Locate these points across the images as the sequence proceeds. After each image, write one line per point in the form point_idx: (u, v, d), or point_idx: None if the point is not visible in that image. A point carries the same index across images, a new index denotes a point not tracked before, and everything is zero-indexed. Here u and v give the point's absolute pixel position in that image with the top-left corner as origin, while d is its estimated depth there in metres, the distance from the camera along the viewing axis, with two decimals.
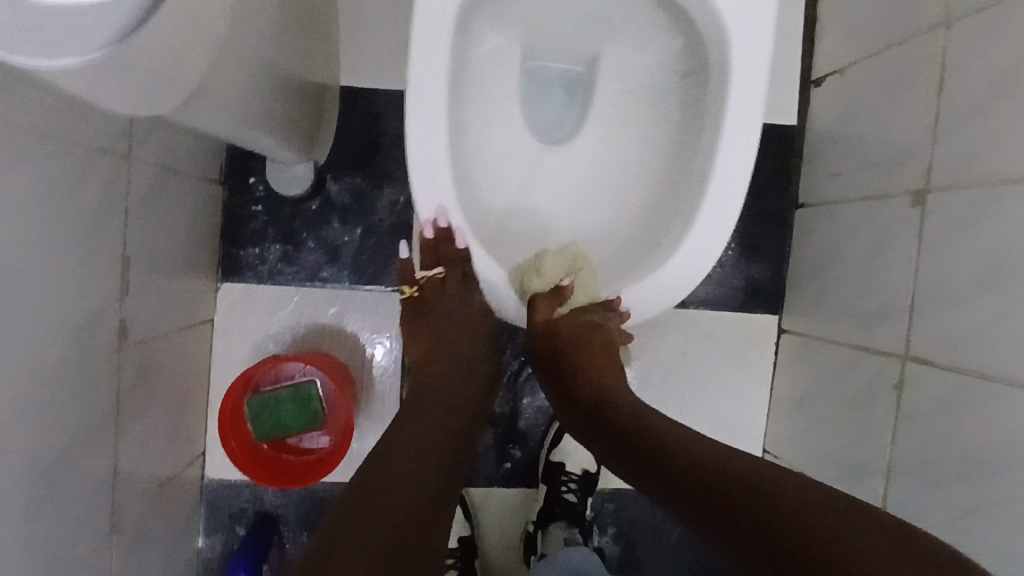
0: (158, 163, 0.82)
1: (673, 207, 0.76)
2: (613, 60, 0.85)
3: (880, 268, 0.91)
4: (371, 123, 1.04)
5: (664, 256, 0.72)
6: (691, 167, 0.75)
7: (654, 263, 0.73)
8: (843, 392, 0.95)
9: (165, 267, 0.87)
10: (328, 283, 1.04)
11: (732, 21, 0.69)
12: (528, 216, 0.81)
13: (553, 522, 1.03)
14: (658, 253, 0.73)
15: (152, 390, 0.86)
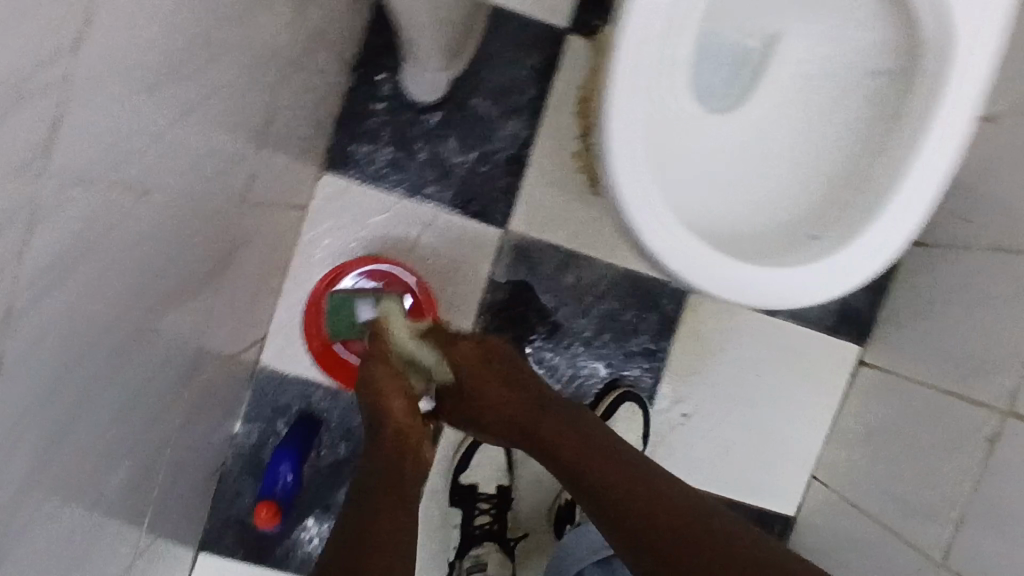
0: (317, 28, 0.79)
1: (845, 206, 0.74)
2: (798, 43, 0.81)
3: (997, 318, 0.88)
4: (514, 51, 1.00)
5: (837, 245, 0.70)
6: (872, 171, 0.74)
7: (822, 250, 0.70)
8: (924, 436, 0.93)
9: (289, 136, 0.84)
10: (429, 200, 1.01)
11: (964, 27, 0.68)
12: (689, 182, 0.77)
13: None
14: (824, 244, 0.71)
15: (246, 256, 0.84)
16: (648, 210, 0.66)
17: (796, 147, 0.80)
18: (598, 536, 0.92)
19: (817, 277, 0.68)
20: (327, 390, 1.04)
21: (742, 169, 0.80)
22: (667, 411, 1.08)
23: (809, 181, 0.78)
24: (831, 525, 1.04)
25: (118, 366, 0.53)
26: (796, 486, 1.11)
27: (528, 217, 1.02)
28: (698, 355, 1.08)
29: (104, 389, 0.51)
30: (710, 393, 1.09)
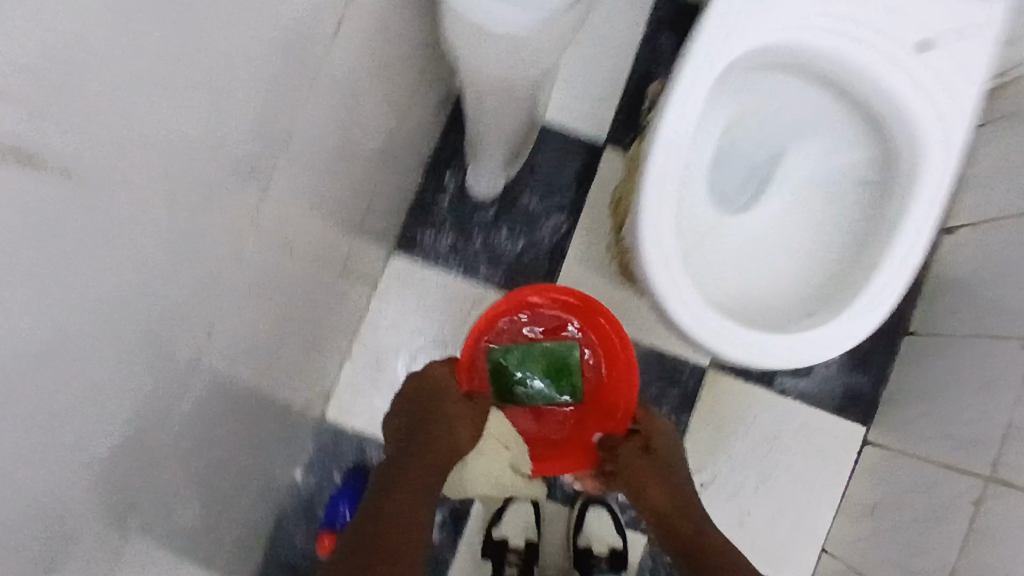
0: (404, 135, 0.97)
1: (841, 282, 0.88)
2: (799, 156, 0.97)
3: (982, 399, 1.00)
4: (558, 157, 1.20)
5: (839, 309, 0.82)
6: (874, 231, 0.88)
7: (828, 316, 0.83)
8: (927, 506, 1.02)
9: (374, 219, 1.01)
10: (482, 280, 1.19)
11: (928, 142, 0.82)
12: (711, 266, 0.92)
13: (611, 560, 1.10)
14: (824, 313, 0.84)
15: (330, 316, 1.00)
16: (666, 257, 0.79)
17: (799, 235, 0.95)
18: None
19: (834, 339, 0.80)
20: (380, 444, 1.16)
21: (755, 255, 0.94)
22: None
23: (813, 263, 0.93)
24: None
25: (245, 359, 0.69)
26: (807, 557, 1.20)
27: None
28: (714, 429, 1.20)
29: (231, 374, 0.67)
30: (726, 464, 1.20)
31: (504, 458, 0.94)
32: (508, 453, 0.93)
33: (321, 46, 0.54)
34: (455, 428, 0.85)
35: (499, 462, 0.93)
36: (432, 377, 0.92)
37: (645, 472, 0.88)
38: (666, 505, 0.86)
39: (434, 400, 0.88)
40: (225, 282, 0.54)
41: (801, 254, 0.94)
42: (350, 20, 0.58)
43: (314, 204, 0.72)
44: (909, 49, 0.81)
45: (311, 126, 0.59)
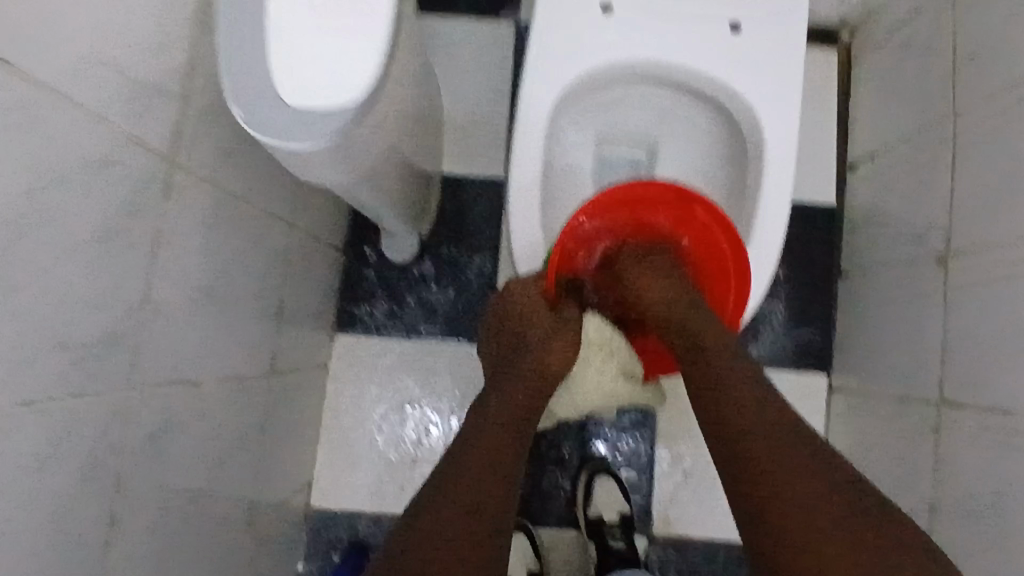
0: (307, 229, 1.03)
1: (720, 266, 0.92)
2: (670, 148, 1.00)
3: (914, 323, 1.02)
4: (466, 203, 1.25)
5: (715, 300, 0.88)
6: (741, 208, 0.91)
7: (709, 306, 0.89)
8: (890, 441, 1.04)
9: (302, 311, 1.07)
10: (424, 337, 1.23)
11: (760, 112, 0.86)
12: None
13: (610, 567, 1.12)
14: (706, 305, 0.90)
15: (284, 413, 1.04)
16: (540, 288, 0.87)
17: None
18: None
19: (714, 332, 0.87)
20: (369, 517, 1.20)
21: None
22: (667, 472, 1.22)
23: None
24: None
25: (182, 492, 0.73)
26: None
27: None
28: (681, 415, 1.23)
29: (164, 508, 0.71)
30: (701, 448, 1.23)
31: (614, 363, 0.89)
32: (616, 358, 0.89)
33: (149, 212, 0.60)
34: (552, 343, 0.82)
35: (610, 370, 0.89)
36: (510, 296, 0.85)
37: (712, 377, 0.75)
38: (761, 449, 0.68)
39: (524, 323, 0.83)
40: (115, 434, 0.61)
41: None
42: (179, 177, 0.64)
43: (217, 330, 0.77)
44: (726, 42, 0.86)
45: (169, 278, 0.65)
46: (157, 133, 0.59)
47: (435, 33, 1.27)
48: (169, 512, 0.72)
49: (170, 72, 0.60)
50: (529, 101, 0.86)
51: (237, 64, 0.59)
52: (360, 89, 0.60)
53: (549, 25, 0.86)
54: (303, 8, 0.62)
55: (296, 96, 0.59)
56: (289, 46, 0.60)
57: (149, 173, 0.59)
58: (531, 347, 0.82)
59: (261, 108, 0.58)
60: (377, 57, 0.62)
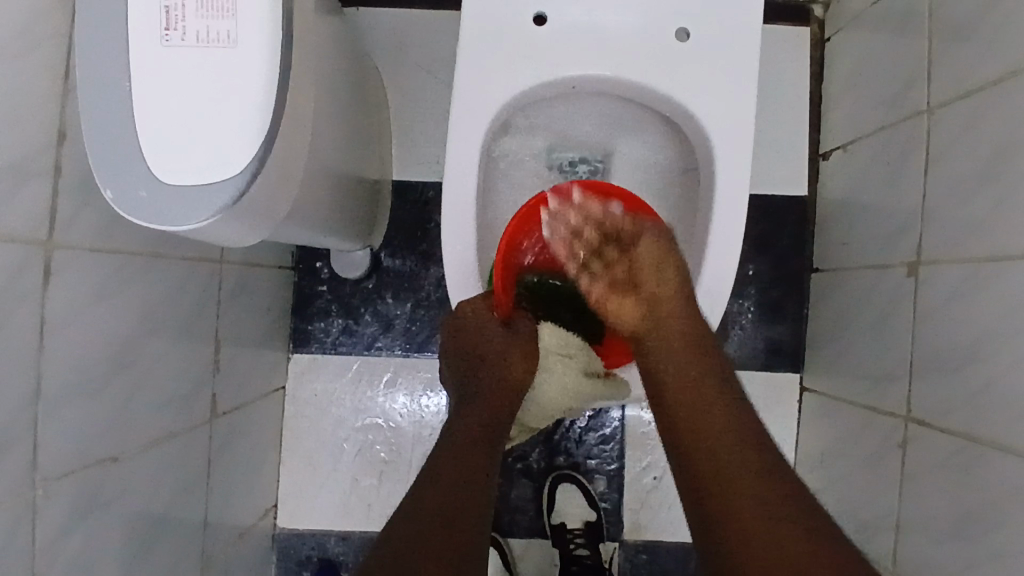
0: (244, 258, 0.97)
1: None
2: (627, 154, 0.93)
3: (885, 331, 0.98)
4: (419, 210, 1.19)
5: None
6: (696, 225, 0.86)
7: None
8: (861, 449, 1.02)
9: (249, 342, 1.02)
10: (383, 351, 1.19)
11: (711, 123, 0.81)
12: None
13: None
14: None
15: (239, 448, 1.01)
16: None
17: None
18: None
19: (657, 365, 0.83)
20: (338, 535, 1.18)
21: None
22: (638, 477, 1.20)
23: None
24: None
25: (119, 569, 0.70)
26: None
27: None
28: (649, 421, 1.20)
29: None
30: None
31: (575, 369, 0.80)
32: (576, 361, 0.80)
33: (30, 304, 0.55)
34: (507, 355, 0.79)
35: (570, 374, 0.80)
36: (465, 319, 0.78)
37: (693, 392, 0.72)
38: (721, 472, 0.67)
39: (478, 336, 0.79)
40: (25, 536, 0.57)
41: None
42: (64, 257, 0.58)
43: (142, 395, 0.72)
44: (667, 45, 0.81)
45: (68, 362, 0.60)
46: (27, 220, 0.53)
47: (376, 26, 1.18)
48: None
49: (35, 150, 0.53)
50: (461, 122, 0.81)
51: (109, 144, 0.54)
52: (250, 157, 0.55)
53: (478, 44, 0.82)
54: (177, 68, 0.56)
55: (176, 172, 0.54)
56: (167, 119, 0.55)
57: (22, 264, 0.53)
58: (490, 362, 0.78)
59: (141, 194, 0.53)
60: (266, 115, 0.56)
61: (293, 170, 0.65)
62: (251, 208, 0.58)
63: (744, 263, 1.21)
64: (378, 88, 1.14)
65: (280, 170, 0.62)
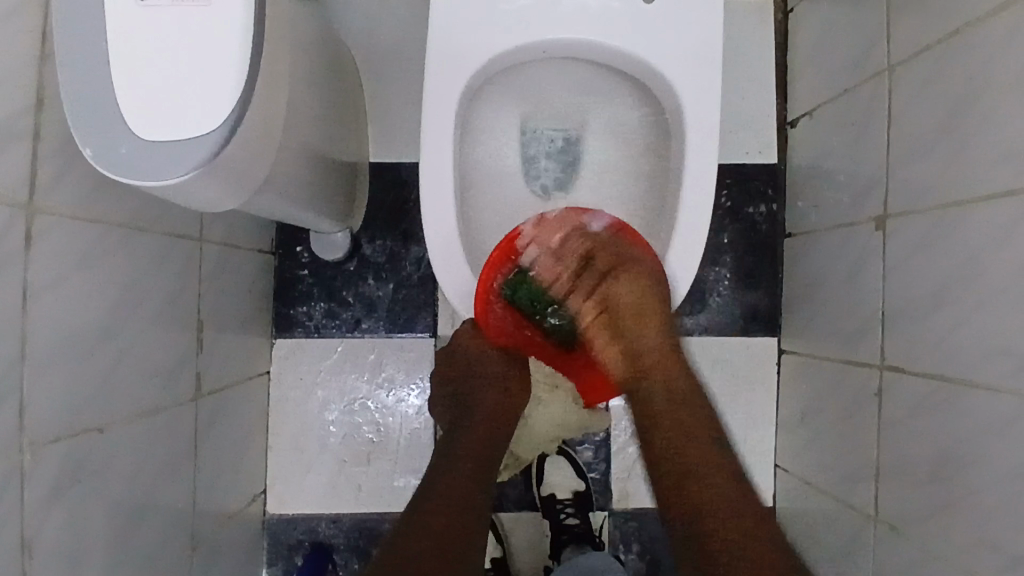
0: (223, 239, 0.97)
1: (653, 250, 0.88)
2: (600, 123, 0.95)
3: (856, 286, 1.01)
4: (397, 192, 1.20)
5: None
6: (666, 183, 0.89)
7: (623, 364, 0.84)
8: (839, 404, 1.04)
9: (232, 324, 1.02)
10: (367, 333, 1.19)
11: (679, 82, 0.83)
12: None
13: (563, 547, 1.15)
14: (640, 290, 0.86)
15: (226, 430, 1.01)
16: (460, 283, 0.82)
17: (616, 200, 0.95)
18: (583, 562, 1.05)
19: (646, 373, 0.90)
20: (329, 518, 1.18)
21: None
22: (625, 448, 1.21)
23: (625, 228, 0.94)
24: (802, 505, 1.14)
25: (109, 541, 0.70)
26: (765, 479, 1.23)
27: (451, 318, 1.20)
28: None
29: (94, 562, 0.68)
30: None
31: None
32: None
33: (14, 266, 0.55)
34: (506, 382, 0.89)
35: None
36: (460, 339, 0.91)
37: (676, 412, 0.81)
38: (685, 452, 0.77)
39: (473, 359, 0.89)
40: (14, 501, 0.57)
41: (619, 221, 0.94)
42: (45, 221, 0.58)
43: (127, 367, 0.72)
44: (635, 8, 0.83)
45: (53, 328, 0.60)
46: (8, 181, 0.54)
47: (347, 10, 1.19)
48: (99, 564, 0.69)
49: (12, 112, 0.53)
50: (436, 86, 0.82)
51: (88, 102, 0.54)
52: (229, 111, 0.56)
53: (450, 8, 0.83)
54: (152, 26, 0.56)
55: (153, 128, 0.54)
56: (145, 76, 0.55)
57: (4, 225, 0.53)
58: (484, 376, 0.89)
59: (122, 150, 0.54)
60: (242, 70, 0.57)
61: (269, 133, 0.66)
62: (230, 166, 0.59)
63: (719, 232, 1.23)
64: (351, 69, 1.15)
65: (258, 132, 0.63)
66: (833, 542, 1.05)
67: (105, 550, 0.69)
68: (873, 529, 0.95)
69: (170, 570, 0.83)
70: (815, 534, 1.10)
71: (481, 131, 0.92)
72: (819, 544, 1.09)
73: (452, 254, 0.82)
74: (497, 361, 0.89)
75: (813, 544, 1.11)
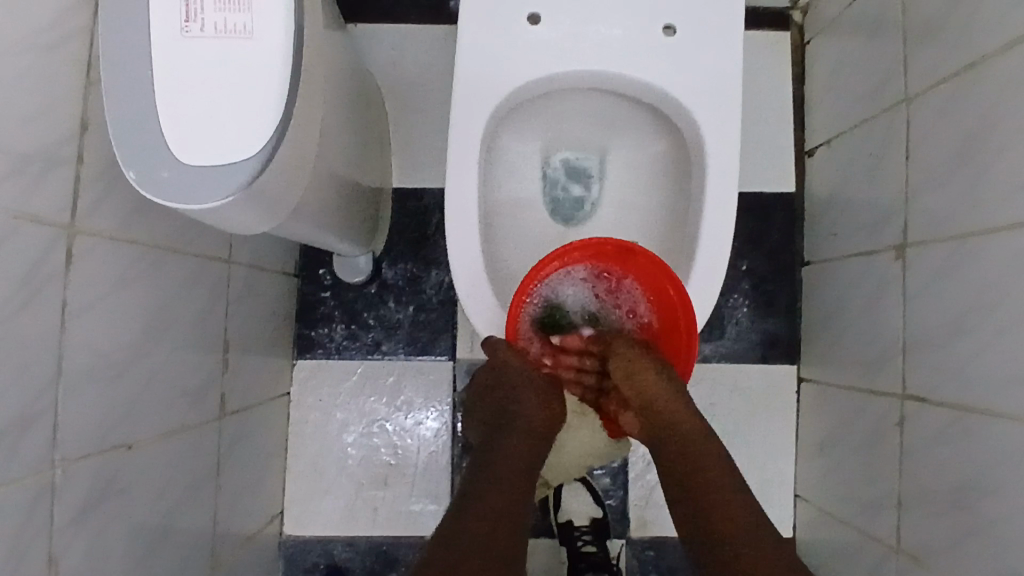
0: (250, 262, 0.99)
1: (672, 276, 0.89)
2: (620, 153, 0.99)
3: (876, 313, 1.01)
4: (418, 217, 1.22)
5: None
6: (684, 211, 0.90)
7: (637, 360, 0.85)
8: (860, 433, 1.04)
9: (256, 345, 1.04)
10: (386, 356, 1.20)
11: (699, 112, 0.85)
12: None
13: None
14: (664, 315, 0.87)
15: (247, 450, 1.02)
16: (482, 305, 0.83)
17: (635, 227, 0.96)
18: None
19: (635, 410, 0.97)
20: (345, 541, 1.18)
21: None
22: (642, 475, 1.21)
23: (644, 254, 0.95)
24: (824, 537, 1.13)
25: (133, 557, 0.71)
26: (785, 508, 1.22)
27: (470, 342, 1.21)
28: None
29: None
30: None
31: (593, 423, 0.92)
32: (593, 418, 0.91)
33: (54, 285, 0.57)
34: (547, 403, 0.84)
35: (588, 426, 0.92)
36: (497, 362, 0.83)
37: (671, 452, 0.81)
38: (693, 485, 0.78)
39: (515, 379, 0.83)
40: (44, 515, 0.58)
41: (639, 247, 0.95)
42: (85, 242, 0.61)
43: (156, 385, 0.74)
44: (656, 41, 0.85)
45: (88, 346, 0.62)
46: (52, 204, 0.56)
47: (373, 42, 1.22)
48: None
49: (57, 138, 0.56)
50: (460, 117, 0.85)
51: (131, 128, 0.56)
52: (266, 139, 0.58)
53: (476, 40, 0.85)
54: (195, 55, 0.59)
55: (193, 152, 0.57)
56: (187, 104, 0.58)
57: (46, 246, 0.56)
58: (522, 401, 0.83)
59: (163, 174, 0.56)
60: (280, 99, 0.59)
61: (301, 161, 0.68)
62: (264, 192, 0.61)
63: (737, 260, 1.24)
64: (377, 99, 1.18)
65: (291, 159, 0.65)
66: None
67: (129, 566, 0.70)
68: (896, 561, 0.94)
69: None
70: (837, 566, 1.09)
71: (506, 159, 0.95)
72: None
73: (474, 278, 0.83)
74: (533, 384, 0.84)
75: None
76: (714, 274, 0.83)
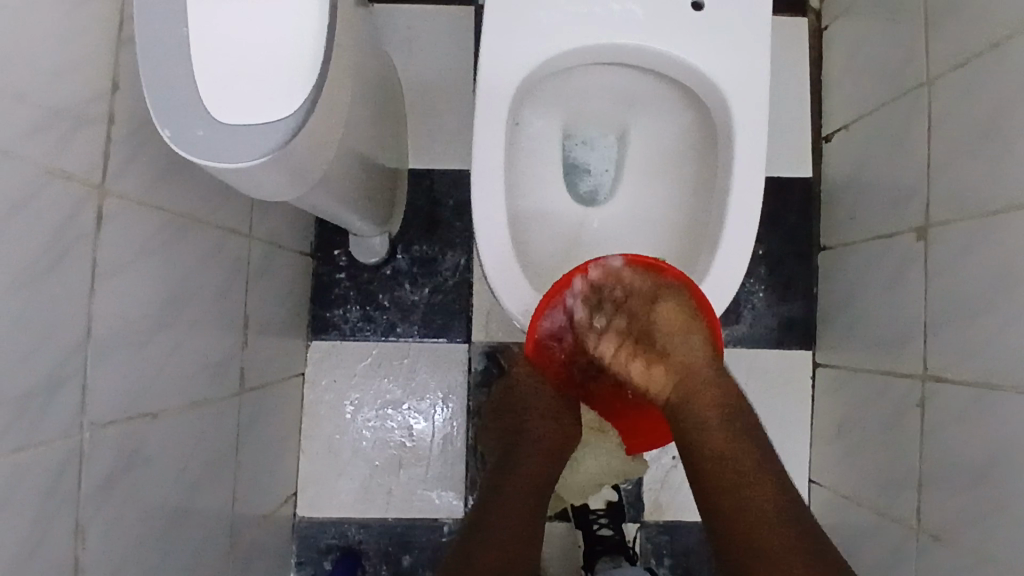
0: (268, 238, 0.98)
1: (696, 254, 0.88)
2: (642, 131, 0.99)
3: (897, 295, 1.01)
4: (434, 199, 1.22)
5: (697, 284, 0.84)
6: (708, 189, 0.90)
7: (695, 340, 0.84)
8: (880, 415, 1.03)
9: (273, 323, 1.03)
10: (401, 338, 1.20)
11: (725, 88, 0.84)
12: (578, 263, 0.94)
13: (598, 558, 1.12)
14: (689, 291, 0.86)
15: (264, 428, 1.01)
16: (508, 279, 0.82)
17: (656, 206, 0.97)
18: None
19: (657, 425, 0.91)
20: (359, 523, 1.18)
21: (620, 235, 0.96)
22: (657, 459, 1.20)
23: (666, 233, 0.95)
24: (842, 521, 1.12)
25: (155, 528, 0.70)
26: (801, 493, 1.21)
27: (486, 324, 1.20)
28: None
29: (140, 549, 0.68)
30: None
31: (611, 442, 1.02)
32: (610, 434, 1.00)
33: (85, 244, 0.56)
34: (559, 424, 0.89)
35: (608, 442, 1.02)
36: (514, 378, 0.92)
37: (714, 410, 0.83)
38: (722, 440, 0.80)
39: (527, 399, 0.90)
40: (72, 478, 0.57)
41: (661, 226, 0.95)
42: (114, 203, 0.60)
43: (179, 354, 0.73)
44: (683, 16, 0.85)
45: (115, 310, 0.61)
46: (84, 162, 0.55)
47: (390, 22, 1.22)
48: (146, 552, 0.69)
49: (87, 95, 0.55)
50: (486, 90, 0.84)
51: (167, 85, 0.56)
52: (302, 99, 0.57)
53: (503, 12, 0.85)
54: (230, 14, 0.58)
55: (228, 111, 0.56)
56: (220, 64, 0.57)
57: (77, 204, 0.55)
58: (534, 418, 0.88)
59: (198, 131, 0.55)
60: (315, 60, 0.59)
61: (331, 127, 0.68)
62: (297, 154, 0.60)
63: (753, 245, 1.24)
64: (395, 78, 1.17)
65: (323, 124, 0.64)
66: (875, 558, 1.03)
67: (152, 537, 0.69)
68: (917, 543, 0.94)
69: (210, 563, 0.83)
70: (854, 549, 1.08)
71: (529, 137, 0.95)
72: (857, 559, 1.07)
73: (499, 252, 0.82)
74: (545, 406, 0.89)
75: (851, 559, 1.09)
76: (739, 250, 0.82)
